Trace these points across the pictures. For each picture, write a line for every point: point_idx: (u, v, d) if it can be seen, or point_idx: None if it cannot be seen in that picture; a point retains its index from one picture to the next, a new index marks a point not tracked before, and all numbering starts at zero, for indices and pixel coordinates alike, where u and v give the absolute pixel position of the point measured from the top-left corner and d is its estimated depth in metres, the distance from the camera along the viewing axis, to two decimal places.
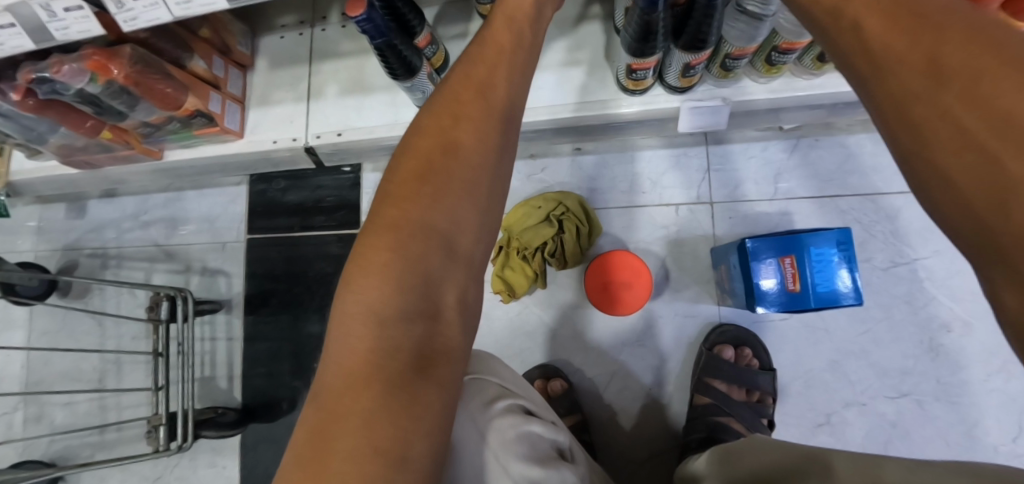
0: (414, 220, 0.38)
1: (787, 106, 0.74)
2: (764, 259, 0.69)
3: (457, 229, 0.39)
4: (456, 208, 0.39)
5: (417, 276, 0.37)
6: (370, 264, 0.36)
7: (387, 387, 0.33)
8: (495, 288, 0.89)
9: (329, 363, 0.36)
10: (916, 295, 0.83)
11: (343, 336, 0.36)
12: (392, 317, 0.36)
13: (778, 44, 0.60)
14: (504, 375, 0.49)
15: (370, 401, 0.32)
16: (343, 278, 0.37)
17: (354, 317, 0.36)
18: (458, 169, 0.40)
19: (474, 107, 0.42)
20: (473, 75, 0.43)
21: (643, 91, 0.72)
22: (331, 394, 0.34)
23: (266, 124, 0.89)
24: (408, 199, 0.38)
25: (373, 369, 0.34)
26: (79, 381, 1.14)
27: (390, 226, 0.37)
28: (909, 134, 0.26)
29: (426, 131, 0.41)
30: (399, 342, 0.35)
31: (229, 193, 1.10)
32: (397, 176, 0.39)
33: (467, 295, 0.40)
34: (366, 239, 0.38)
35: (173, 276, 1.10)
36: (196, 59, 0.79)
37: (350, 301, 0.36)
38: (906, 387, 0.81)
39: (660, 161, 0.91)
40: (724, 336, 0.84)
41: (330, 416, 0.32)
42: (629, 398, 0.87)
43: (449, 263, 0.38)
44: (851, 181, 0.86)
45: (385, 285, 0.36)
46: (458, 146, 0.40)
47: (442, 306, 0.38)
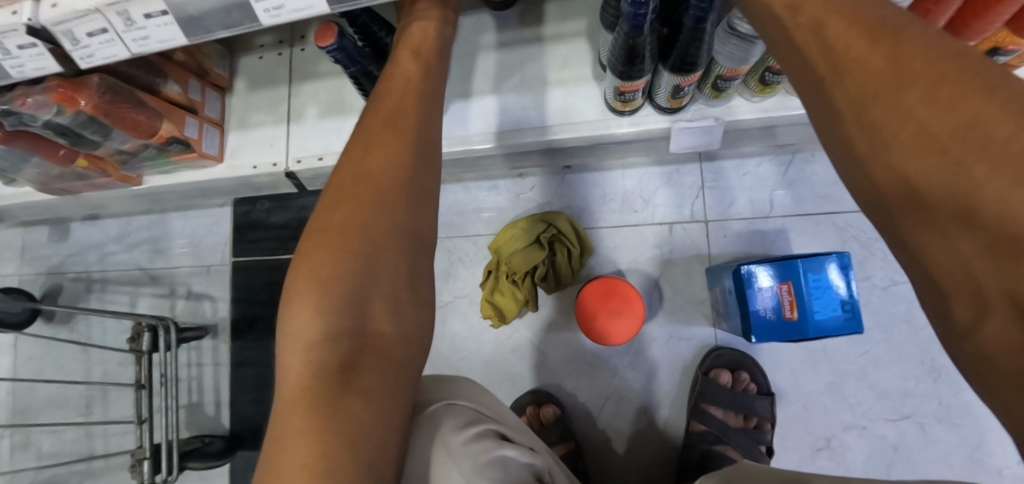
0: (340, 239, 0.40)
1: (781, 124, 0.71)
2: (760, 285, 0.65)
3: (377, 247, 0.40)
4: (376, 227, 0.41)
5: (345, 296, 0.39)
6: (302, 292, 0.39)
7: (314, 405, 0.35)
8: (484, 313, 0.86)
9: (280, 387, 0.38)
10: (916, 314, 0.80)
11: (287, 365, 0.39)
12: (317, 339, 0.38)
13: (720, 72, 0.60)
14: (482, 399, 0.46)
15: (303, 420, 0.35)
16: (281, 312, 0.40)
17: (296, 343, 0.38)
18: (375, 192, 0.42)
19: (387, 134, 0.45)
20: (382, 110, 0.47)
21: (631, 111, 0.69)
22: (280, 416, 0.36)
23: (245, 147, 0.86)
24: (331, 231, 0.41)
25: (306, 387, 0.37)
26: (65, 408, 1.12)
27: (311, 254, 0.40)
28: (878, 147, 0.30)
29: (346, 166, 0.44)
30: (328, 359, 0.38)
31: (213, 215, 1.07)
32: (320, 209, 0.43)
33: (400, 309, 0.41)
34: (298, 268, 0.40)
35: (158, 300, 1.08)
36: (170, 84, 0.77)
37: (287, 327, 0.39)
38: (907, 409, 0.79)
39: (650, 178, 0.89)
40: (720, 359, 0.82)
41: (280, 435, 0.35)
42: (624, 422, 0.85)
43: (375, 278, 0.40)
44: (848, 197, 0.83)
45: (317, 311, 0.38)
46: (371, 174, 0.43)
47: (371, 322, 0.39)
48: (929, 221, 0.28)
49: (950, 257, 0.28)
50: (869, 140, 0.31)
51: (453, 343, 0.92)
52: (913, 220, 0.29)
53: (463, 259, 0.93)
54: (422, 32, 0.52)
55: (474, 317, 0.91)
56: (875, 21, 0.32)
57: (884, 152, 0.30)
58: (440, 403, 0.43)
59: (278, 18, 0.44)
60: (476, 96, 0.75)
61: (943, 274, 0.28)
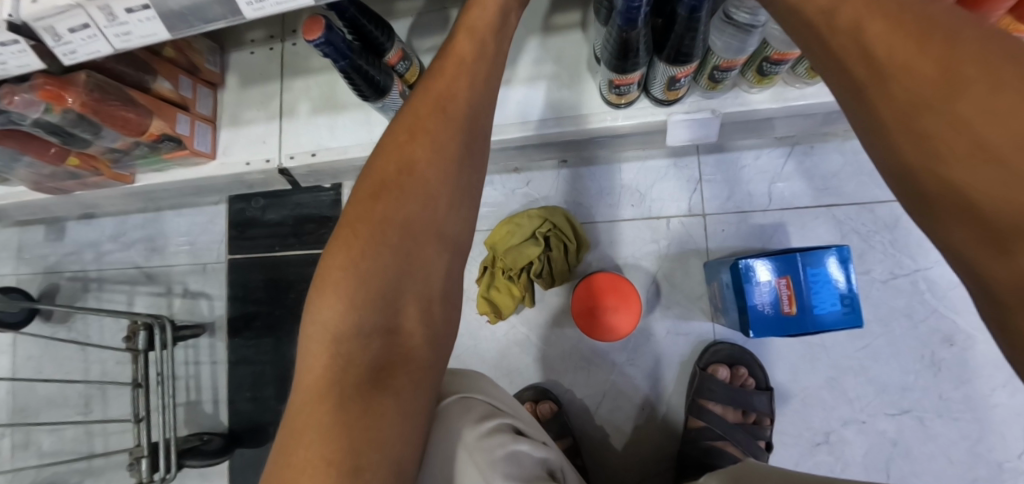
0: (378, 233, 0.38)
1: (779, 116, 0.70)
2: (758, 280, 0.64)
3: (416, 244, 0.39)
4: (414, 225, 0.39)
5: (381, 292, 0.37)
6: (335, 283, 0.37)
7: (339, 398, 0.34)
8: (480, 309, 0.85)
9: (299, 379, 0.37)
10: (916, 308, 0.80)
11: (308, 359, 0.37)
12: (346, 335, 0.36)
13: (716, 63, 0.58)
14: (493, 394, 0.46)
15: (326, 413, 0.33)
16: (308, 303, 0.38)
17: (322, 334, 0.37)
18: (418, 186, 0.39)
19: (429, 123, 0.41)
20: (434, 91, 0.42)
21: (627, 104, 0.68)
22: (300, 411, 0.35)
23: (238, 144, 0.85)
24: (371, 221, 0.39)
25: (329, 380, 0.35)
26: (64, 407, 1.12)
27: (343, 249, 0.38)
28: (923, 156, 0.27)
29: (383, 153, 0.41)
30: (356, 355, 0.36)
31: (208, 212, 1.06)
32: (354, 201, 0.40)
33: (434, 310, 0.39)
34: (331, 256, 0.39)
35: (155, 299, 1.08)
36: (160, 80, 0.76)
37: (315, 317, 0.37)
38: (907, 403, 0.79)
39: (647, 172, 0.87)
40: (718, 355, 0.81)
41: (300, 427, 0.34)
42: (622, 418, 0.85)
43: (411, 276, 0.38)
44: (847, 189, 0.82)
45: (348, 305, 0.37)
46: (411, 166, 0.40)
47: (403, 322, 0.38)
48: (983, 237, 0.25)
49: (1010, 272, 0.24)
50: (917, 150, 0.28)
51: None
52: (957, 214, 0.26)
53: None
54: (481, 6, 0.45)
55: (471, 314, 0.91)
56: (920, 16, 0.28)
57: (934, 161, 0.27)
58: (455, 396, 0.42)
59: (261, 11, 0.43)
60: None
61: (1000, 283, 0.25)
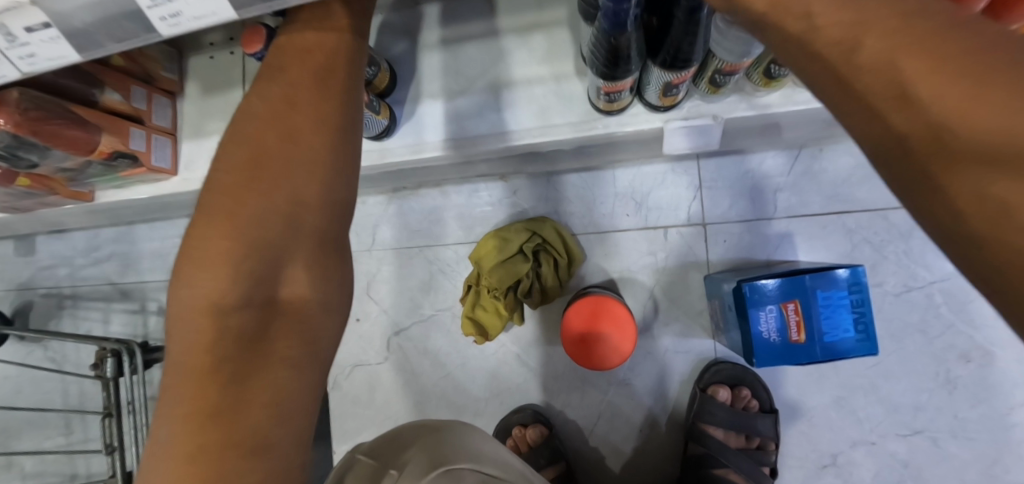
0: (248, 206, 0.36)
1: (787, 120, 0.63)
2: (764, 306, 0.58)
3: (300, 214, 0.37)
4: (296, 203, 0.37)
5: (257, 264, 0.36)
6: (207, 257, 0.35)
7: (221, 376, 0.34)
8: (465, 330, 0.79)
9: (179, 352, 0.35)
10: (931, 323, 0.74)
11: (186, 335, 0.35)
12: (228, 311, 0.35)
13: (719, 66, 0.52)
14: (481, 454, 0.47)
15: (212, 393, 0.34)
16: (180, 277, 0.35)
17: (192, 308, 0.35)
18: (294, 156, 0.37)
19: (303, 91, 0.38)
20: (307, 60, 0.39)
21: (619, 111, 0.62)
22: (180, 387, 0.34)
23: (202, 159, 0.79)
24: (236, 181, 0.36)
25: (212, 356, 0.34)
26: (44, 428, 1.09)
27: (219, 221, 0.35)
28: (1000, 235, 0.17)
29: (255, 121, 0.38)
30: (241, 329, 0.35)
31: (180, 226, 1.01)
32: (224, 170, 0.37)
33: (324, 273, 0.39)
34: (199, 229, 0.36)
35: (130, 317, 1.03)
36: (109, 92, 0.70)
37: (182, 288, 0.35)
38: (919, 423, 0.74)
39: (643, 178, 0.81)
40: (719, 375, 0.76)
41: (178, 404, 0.34)
42: (617, 441, 0.80)
43: (289, 246, 0.37)
44: (859, 195, 0.75)
45: (225, 281, 0.35)
46: (287, 136, 0.37)
47: (287, 289, 0.37)
48: None
49: None
50: (988, 226, 0.17)
51: (436, 359, 0.87)
52: None
53: (443, 271, 0.87)
54: None
55: (457, 332, 0.86)
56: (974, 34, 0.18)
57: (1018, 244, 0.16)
58: (439, 471, 0.42)
59: (179, 27, 0.37)
60: (443, 97, 0.67)
61: None
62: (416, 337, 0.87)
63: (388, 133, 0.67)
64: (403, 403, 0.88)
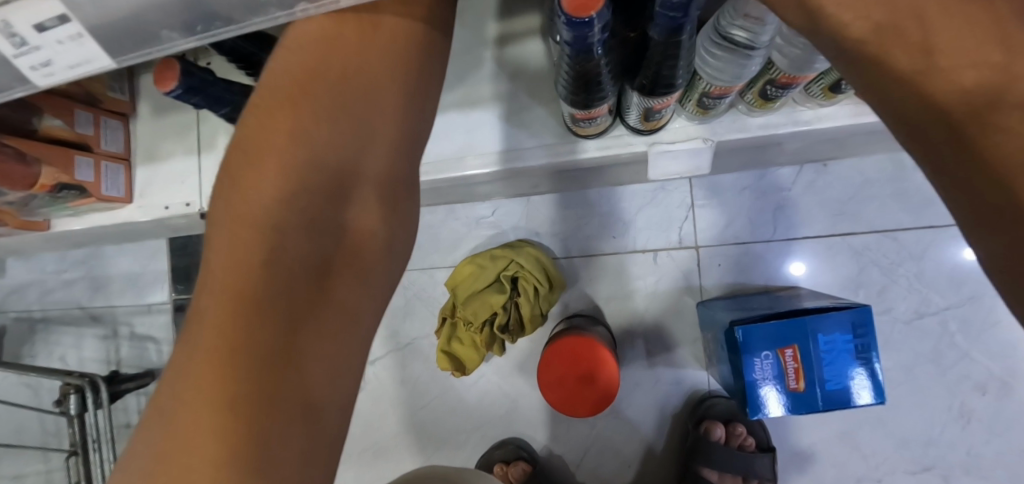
0: (317, 100, 0.31)
1: (785, 140, 0.57)
2: (758, 352, 0.53)
3: (371, 124, 0.32)
4: (368, 114, 0.32)
5: (324, 177, 0.30)
6: (268, 151, 0.29)
7: (264, 326, 0.26)
8: (440, 365, 0.74)
9: (211, 289, 0.27)
10: (943, 353, 0.68)
11: (224, 265, 0.27)
12: (283, 243, 0.28)
13: (706, 89, 0.46)
14: None
15: (247, 347, 0.25)
16: (230, 190, 0.29)
17: (244, 211, 0.28)
18: (369, 57, 0.32)
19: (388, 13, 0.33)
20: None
21: (597, 134, 0.56)
22: (205, 334, 0.26)
23: (156, 185, 0.74)
24: (302, 92, 0.31)
25: (257, 298, 0.26)
26: (22, 456, 1.06)
27: (282, 132, 0.30)
28: None
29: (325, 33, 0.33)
30: (294, 267, 0.28)
31: (149, 249, 0.96)
32: (285, 79, 0.32)
33: (393, 206, 0.33)
34: (256, 124, 0.31)
35: (103, 342, 1.00)
36: (48, 119, 0.64)
37: (230, 188, 0.30)
38: (930, 460, 0.68)
39: (631, 197, 0.75)
40: (713, 410, 0.71)
41: (205, 339, 0.25)
42: (606, 475, 0.76)
43: (360, 162, 0.31)
44: (866, 215, 0.69)
45: (289, 184, 0.29)
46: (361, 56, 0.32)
47: (354, 213, 0.31)
48: None
49: None
50: None
51: (415, 389, 0.83)
52: None
53: (421, 296, 0.82)
54: None
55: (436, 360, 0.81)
56: None
57: None
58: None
59: (56, 76, 0.31)
60: None
61: None
62: (394, 365, 0.83)
63: None
64: (382, 435, 0.84)
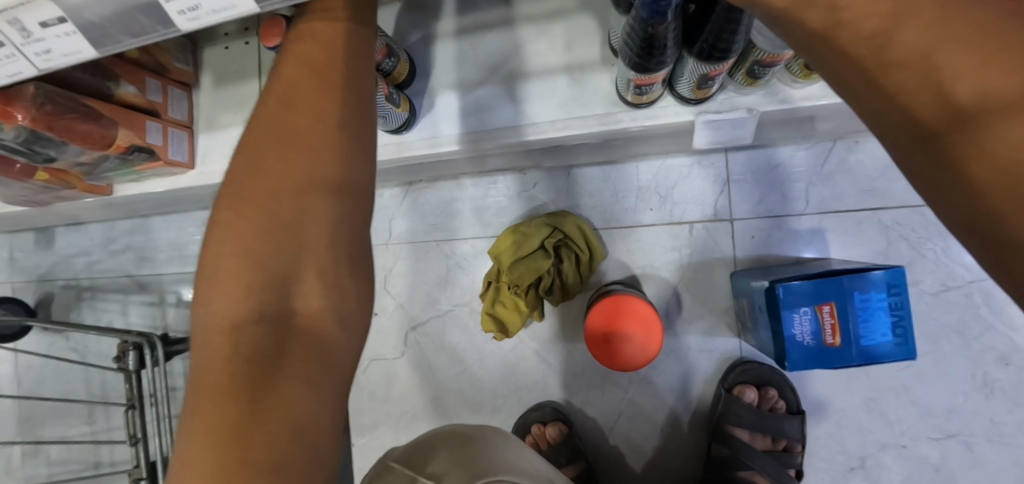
0: (256, 200, 0.35)
1: (824, 113, 0.60)
2: (797, 308, 0.56)
3: (305, 218, 0.35)
4: (298, 202, 0.35)
5: (266, 273, 0.34)
6: (223, 274, 0.34)
7: (231, 394, 0.29)
8: (485, 326, 0.78)
9: (195, 376, 0.32)
10: (969, 324, 0.71)
11: (202, 361, 0.32)
12: (244, 324, 0.33)
13: (759, 57, 0.49)
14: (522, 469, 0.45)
15: (218, 414, 0.29)
16: (199, 297, 0.34)
17: (211, 327, 0.33)
18: (292, 158, 0.35)
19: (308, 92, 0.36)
20: (304, 59, 0.37)
21: (648, 103, 0.59)
22: (192, 412, 0.30)
23: (217, 152, 0.78)
24: (248, 196, 0.35)
25: (226, 376, 0.30)
26: (69, 418, 1.11)
27: (232, 236, 0.34)
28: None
29: (261, 132, 0.36)
30: (257, 344, 0.32)
31: (197, 219, 1.00)
32: (232, 192, 0.36)
33: (340, 266, 0.36)
34: (212, 243, 0.35)
35: (149, 309, 1.04)
36: (124, 85, 0.68)
37: (197, 311, 0.34)
38: (953, 427, 0.72)
39: (667, 172, 0.78)
40: (746, 374, 0.74)
41: (189, 431, 0.29)
42: (637, 439, 0.79)
43: (299, 243, 0.35)
44: (896, 191, 0.72)
45: (239, 288, 0.33)
46: (293, 142, 0.35)
47: (298, 301, 0.34)
48: None
49: None
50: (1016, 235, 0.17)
51: (454, 355, 0.86)
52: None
53: (461, 265, 0.85)
54: None
55: (475, 327, 0.85)
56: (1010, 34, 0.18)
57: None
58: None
59: (197, 20, 0.35)
60: (464, 89, 0.65)
61: None
62: (434, 332, 0.87)
63: (408, 127, 0.65)
64: (421, 398, 0.87)
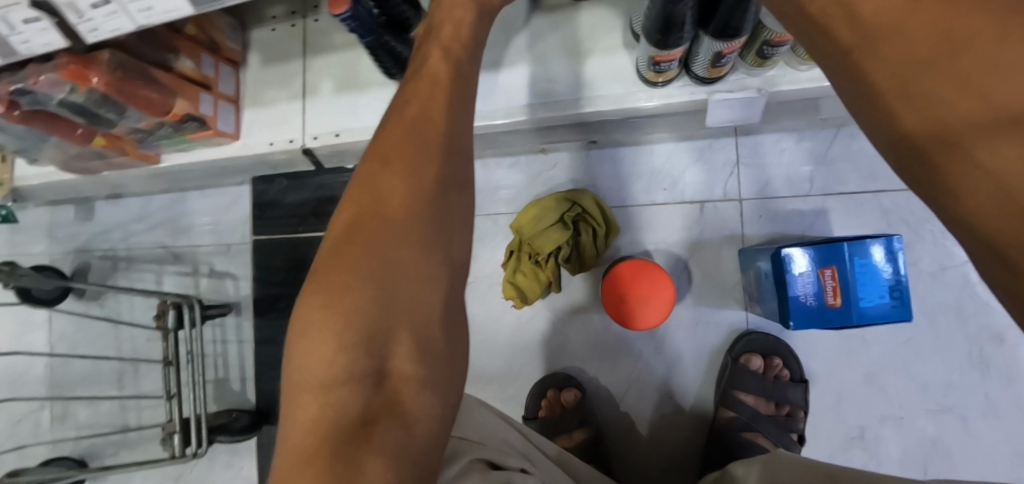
0: (352, 255, 0.35)
1: (828, 95, 0.65)
2: (800, 270, 0.61)
3: (402, 278, 0.35)
4: (394, 258, 0.35)
5: (360, 329, 0.33)
6: (317, 327, 0.33)
7: (323, 457, 0.29)
8: (506, 293, 0.84)
9: (286, 433, 0.32)
10: (966, 302, 0.75)
11: (293, 416, 0.32)
12: (337, 382, 0.32)
13: (767, 37, 0.54)
14: (468, 426, 0.51)
15: (310, 473, 0.28)
16: (290, 350, 0.35)
17: (303, 383, 0.33)
18: (391, 219, 0.36)
19: (407, 153, 0.38)
20: (408, 119, 0.39)
21: (665, 82, 0.64)
22: (281, 473, 0.29)
23: (260, 125, 0.84)
24: (348, 252, 0.36)
25: (318, 436, 0.30)
26: (99, 382, 1.15)
27: (326, 291, 0.34)
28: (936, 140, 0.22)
29: (360, 191, 0.38)
30: (348, 405, 0.32)
31: (232, 193, 1.06)
32: (331, 247, 0.37)
33: (433, 327, 0.35)
34: (308, 295, 0.35)
35: (182, 278, 1.09)
36: (182, 59, 0.74)
37: (290, 367, 0.34)
38: (950, 401, 0.75)
39: (680, 155, 0.83)
40: (751, 345, 0.78)
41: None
42: (646, 408, 0.83)
43: (394, 301, 0.34)
44: (896, 175, 0.77)
45: (331, 344, 0.33)
46: (391, 200, 0.37)
47: (391, 360, 0.33)
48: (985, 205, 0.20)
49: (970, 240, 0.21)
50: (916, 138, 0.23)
51: (473, 325, 0.91)
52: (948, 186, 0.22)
53: (483, 240, 0.90)
54: (451, 31, 0.45)
55: (494, 299, 0.90)
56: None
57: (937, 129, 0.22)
58: None
59: None
60: (495, 68, 0.71)
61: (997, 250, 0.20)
62: None
63: None
64: None
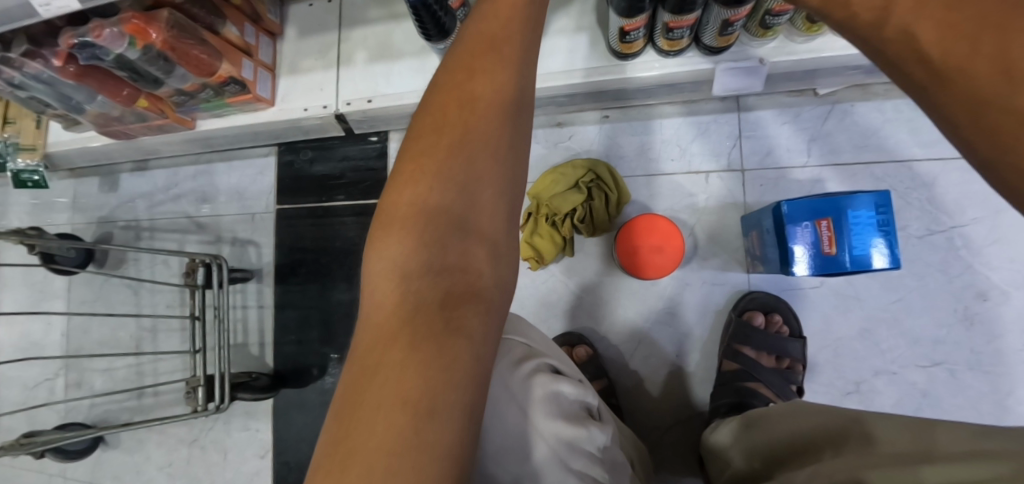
0: (433, 155, 0.36)
1: (824, 67, 0.72)
2: (799, 223, 0.68)
3: (478, 181, 0.35)
4: (473, 162, 0.35)
5: (439, 224, 0.34)
6: (398, 220, 0.35)
7: (410, 336, 0.31)
8: (523, 254, 0.89)
9: (366, 315, 0.34)
10: (951, 264, 0.81)
11: (374, 299, 0.34)
12: (416, 271, 0.34)
13: (770, 6, 0.60)
14: (533, 336, 0.47)
15: (399, 350, 0.30)
16: (370, 241, 0.36)
17: (384, 270, 0.34)
18: (469, 128, 0.36)
19: (488, 61, 0.37)
20: (484, 33, 0.38)
21: (677, 51, 0.71)
22: (367, 346, 0.32)
23: (296, 92, 0.90)
24: (429, 152, 0.36)
25: (401, 317, 0.32)
26: (116, 349, 1.17)
27: (409, 189, 0.35)
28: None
29: (440, 94, 0.37)
30: (426, 292, 0.33)
31: (258, 164, 1.11)
32: (412, 146, 0.37)
33: (503, 232, 0.36)
34: (391, 191, 0.36)
35: (205, 246, 1.12)
36: (229, 26, 0.79)
37: (371, 257, 0.35)
38: (938, 356, 0.80)
39: (688, 128, 0.90)
40: (754, 302, 0.84)
41: (361, 363, 0.31)
42: (655, 365, 0.88)
43: (471, 201, 0.35)
44: (885, 147, 0.84)
45: (411, 237, 0.34)
46: (471, 106, 0.36)
47: (464, 255, 0.34)
48: None
49: None
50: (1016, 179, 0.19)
51: None
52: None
53: None
54: None
55: None
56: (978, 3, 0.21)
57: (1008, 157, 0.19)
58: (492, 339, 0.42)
59: None
60: None
61: None
62: None
63: None
64: None
